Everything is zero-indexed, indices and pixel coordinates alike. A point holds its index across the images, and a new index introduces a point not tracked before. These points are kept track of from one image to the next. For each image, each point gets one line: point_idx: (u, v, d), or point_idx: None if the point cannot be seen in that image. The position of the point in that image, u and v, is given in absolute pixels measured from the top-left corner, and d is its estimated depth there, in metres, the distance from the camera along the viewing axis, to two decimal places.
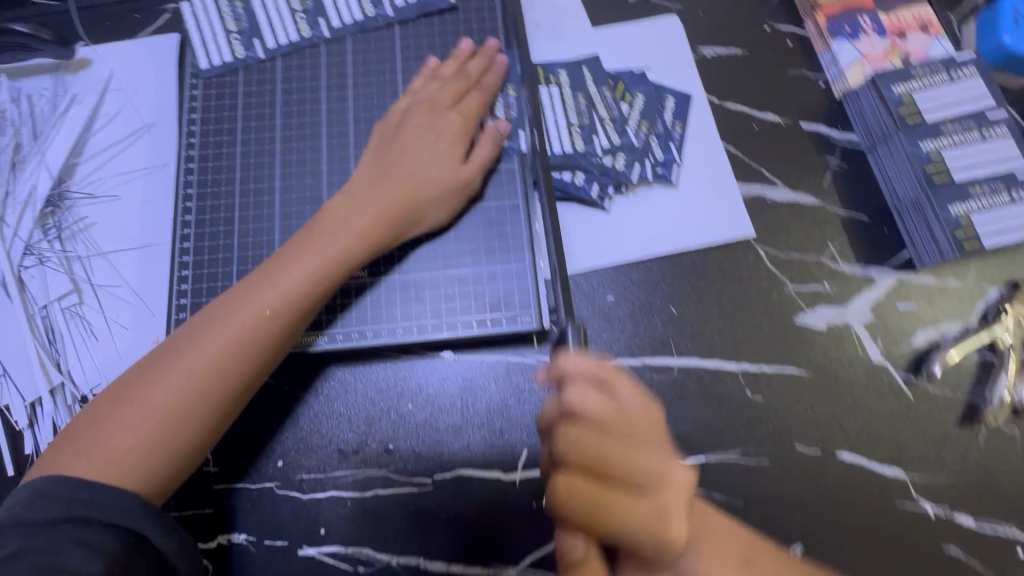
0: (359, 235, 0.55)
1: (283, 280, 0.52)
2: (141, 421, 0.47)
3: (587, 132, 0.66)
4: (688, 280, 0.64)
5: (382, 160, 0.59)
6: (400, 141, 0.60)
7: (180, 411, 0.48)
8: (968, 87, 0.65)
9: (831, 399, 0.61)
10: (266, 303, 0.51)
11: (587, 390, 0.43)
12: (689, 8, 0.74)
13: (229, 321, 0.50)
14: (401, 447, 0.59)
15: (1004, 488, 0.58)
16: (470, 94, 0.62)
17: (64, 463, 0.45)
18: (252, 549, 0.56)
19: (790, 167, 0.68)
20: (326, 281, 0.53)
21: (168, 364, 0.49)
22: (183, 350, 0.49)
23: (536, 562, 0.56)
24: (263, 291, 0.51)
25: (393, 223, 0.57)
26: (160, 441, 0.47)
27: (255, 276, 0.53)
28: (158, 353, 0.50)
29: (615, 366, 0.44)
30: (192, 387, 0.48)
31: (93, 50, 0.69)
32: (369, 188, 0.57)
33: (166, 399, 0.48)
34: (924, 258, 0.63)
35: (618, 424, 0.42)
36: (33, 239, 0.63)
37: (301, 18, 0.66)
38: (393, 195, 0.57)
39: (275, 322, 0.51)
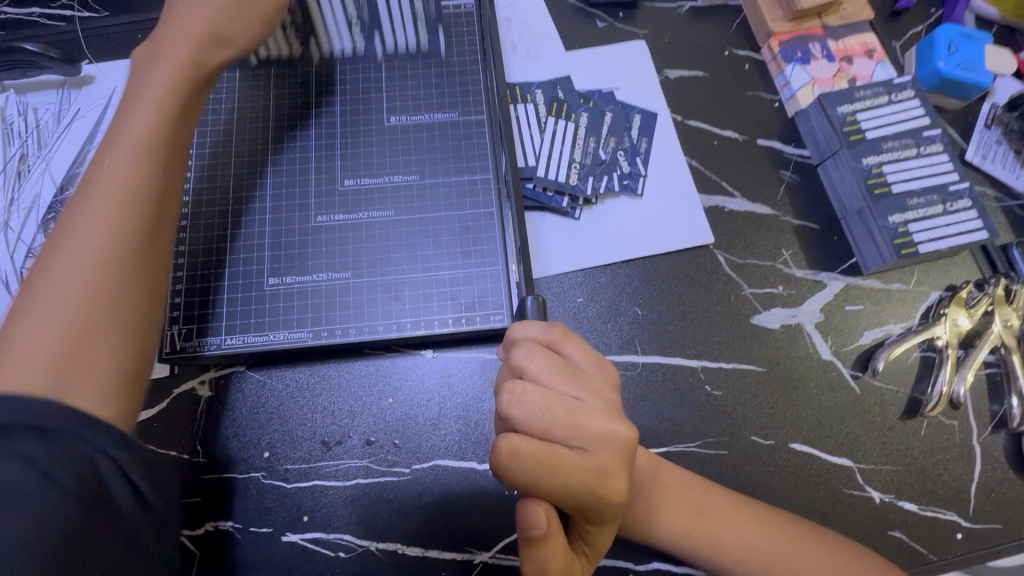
0: (168, 103, 0.54)
1: (121, 148, 0.50)
2: (61, 299, 0.44)
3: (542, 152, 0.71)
4: (653, 284, 0.69)
5: (145, 57, 0.57)
6: (159, 34, 0.58)
7: (95, 304, 0.45)
8: (906, 108, 0.71)
9: (786, 394, 0.65)
10: (104, 186, 0.48)
11: (545, 358, 0.48)
12: (654, 34, 0.81)
13: (75, 224, 0.47)
14: (382, 439, 0.62)
15: (942, 476, 0.63)
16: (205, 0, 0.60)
17: None
18: (239, 537, 0.59)
19: (747, 180, 0.74)
20: (149, 159, 0.50)
21: (81, 203, 0.48)
22: (43, 284, 0.45)
23: (508, 547, 0.60)
24: (91, 187, 0.49)
25: (184, 80, 0.55)
26: (81, 334, 0.44)
27: (98, 156, 0.51)
28: (25, 293, 0.45)
29: (562, 332, 0.50)
30: (89, 307, 0.44)
31: (97, 68, 0.74)
32: (140, 75, 0.56)
33: (74, 324, 0.44)
34: (869, 264, 0.69)
35: (564, 384, 0.47)
36: (35, 242, 0.67)
37: (296, 28, 0.71)
38: (161, 69, 0.55)
39: (139, 175, 0.49)
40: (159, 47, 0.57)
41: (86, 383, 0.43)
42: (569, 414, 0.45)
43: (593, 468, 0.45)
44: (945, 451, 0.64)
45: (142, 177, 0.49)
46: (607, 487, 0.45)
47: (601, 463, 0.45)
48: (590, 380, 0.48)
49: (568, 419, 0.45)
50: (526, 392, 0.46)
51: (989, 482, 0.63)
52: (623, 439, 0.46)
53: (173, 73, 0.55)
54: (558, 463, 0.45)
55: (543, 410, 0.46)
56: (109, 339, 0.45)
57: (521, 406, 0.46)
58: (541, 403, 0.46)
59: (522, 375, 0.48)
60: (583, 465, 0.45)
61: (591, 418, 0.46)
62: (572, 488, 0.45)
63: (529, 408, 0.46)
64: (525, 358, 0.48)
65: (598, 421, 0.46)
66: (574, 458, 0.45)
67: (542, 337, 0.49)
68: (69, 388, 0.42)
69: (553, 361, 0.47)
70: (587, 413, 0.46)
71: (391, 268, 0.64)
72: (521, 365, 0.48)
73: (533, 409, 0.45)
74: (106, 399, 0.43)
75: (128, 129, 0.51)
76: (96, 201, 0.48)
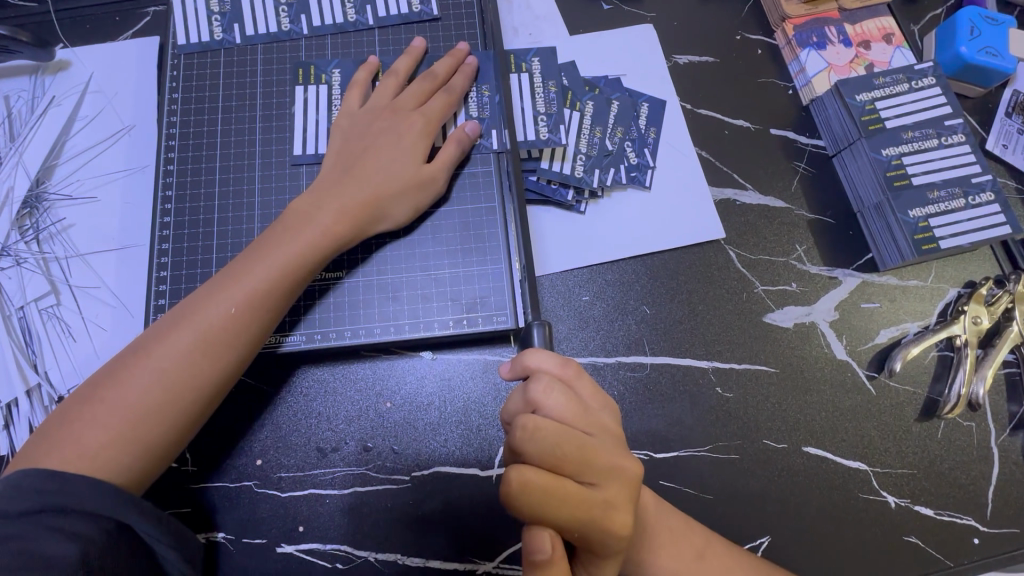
0: (323, 232, 0.54)
1: (262, 267, 0.52)
2: (144, 388, 0.48)
3: (553, 121, 0.65)
4: (662, 282, 0.66)
5: (348, 158, 0.59)
6: (369, 135, 0.60)
7: (161, 406, 0.48)
8: (927, 96, 0.68)
9: (799, 396, 0.63)
10: (231, 303, 0.51)
11: (560, 393, 0.46)
12: (663, 18, 0.77)
13: (192, 325, 0.50)
14: (380, 445, 0.60)
15: (960, 480, 0.61)
16: (436, 97, 0.62)
17: (38, 457, 0.45)
18: (231, 548, 0.57)
19: (760, 171, 0.71)
20: (270, 295, 0.52)
21: (209, 303, 0.51)
22: (150, 349, 0.49)
23: (511, 557, 0.57)
24: (222, 293, 0.51)
25: (357, 218, 0.56)
26: (140, 427, 0.47)
27: (245, 257, 0.53)
28: (128, 352, 0.50)
29: (577, 369, 0.48)
30: (164, 386, 0.48)
31: (71, 52, 0.69)
32: (335, 185, 0.57)
33: (142, 396, 0.48)
34: (886, 260, 0.66)
35: (578, 421, 0.45)
36: (10, 240, 0.63)
37: (284, 11, 0.67)
38: (355, 193, 0.56)
39: (255, 309, 0.51)
40: (366, 158, 0.58)
41: (122, 470, 0.46)
42: (581, 448, 0.44)
43: (601, 502, 0.43)
44: (963, 454, 0.62)
45: (281, 273, 0.53)
46: (615, 521, 0.44)
47: (609, 497, 0.44)
48: (601, 418, 0.47)
49: (582, 453, 0.44)
50: (540, 424, 0.44)
51: (1007, 486, 0.61)
52: (630, 475, 0.45)
53: (362, 200, 0.56)
54: (568, 496, 0.43)
55: (555, 445, 0.43)
56: (157, 436, 0.48)
57: (535, 439, 0.43)
58: (555, 437, 0.43)
59: (534, 406, 0.46)
60: (592, 500, 0.43)
61: (603, 453, 0.44)
62: (581, 523, 0.43)
63: (543, 440, 0.43)
64: (540, 392, 0.46)
65: (609, 456, 0.45)
66: (583, 492, 0.43)
67: (555, 371, 0.47)
68: (117, 463, 0.46)
69: (568, 398, 0.46)
70: (599, 449, 0.44)
71: (387, 266, 0.60)
72: (535, 396, 0.46)
73: (546, 443, 0.43)
74: (132, 474, 0.47)
75: (292, 212, 0.56)
76: (232, 285, 0.52)
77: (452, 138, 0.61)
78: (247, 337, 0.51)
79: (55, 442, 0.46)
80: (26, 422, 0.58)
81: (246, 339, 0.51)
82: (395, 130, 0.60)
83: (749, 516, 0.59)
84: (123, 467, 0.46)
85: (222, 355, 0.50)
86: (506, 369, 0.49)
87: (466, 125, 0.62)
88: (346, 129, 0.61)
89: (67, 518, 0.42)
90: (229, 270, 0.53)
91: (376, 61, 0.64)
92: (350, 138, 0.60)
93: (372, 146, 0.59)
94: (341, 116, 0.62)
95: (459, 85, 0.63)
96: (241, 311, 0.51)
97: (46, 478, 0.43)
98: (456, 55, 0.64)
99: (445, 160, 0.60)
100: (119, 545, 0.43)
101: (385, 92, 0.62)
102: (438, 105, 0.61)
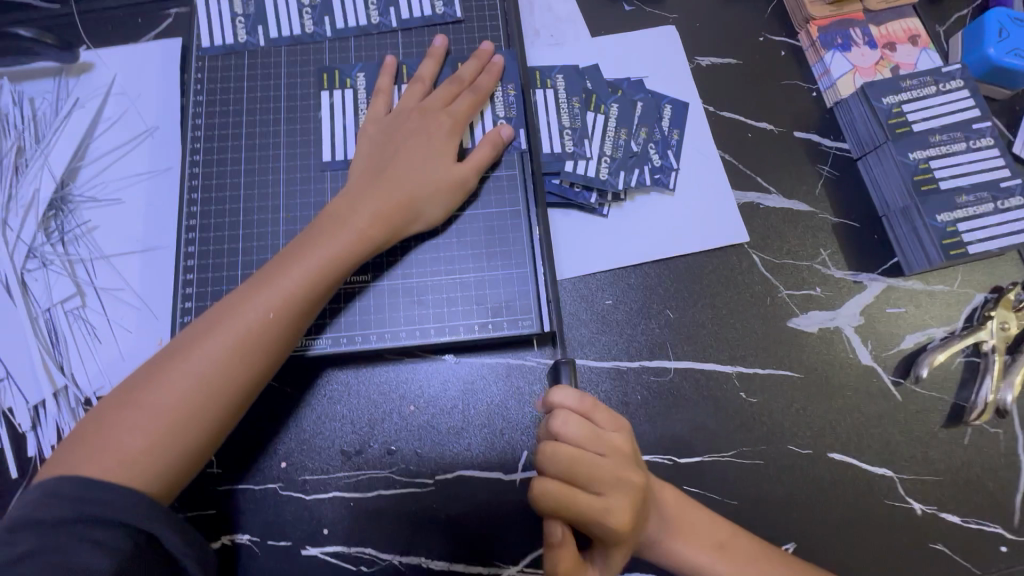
0: (356, 236, 0.54)
1: (297, 271, 0.52)
2: (179, 393, 0.48)
3: (578, 135, 0.67)
4: (685, 285, 0.66)
5: (378, 161, 0.59)
6: (398, 139, 0.60)
7: (195, 411, 0.48)
8: (954, 99, 0.67)
9: (824, 401, 0.63)
10: (266, 308, 0.51)
11: (581, 423, 0.48)
12: (685, 19, 0.76)
13: (228, 330, 0.50)
14: (405, 448, 0.60)
15: (988, 487, 0.61)
16: (463, 96, 0.62)
17: (72, 464, 0.45)
18: (256, 550, 0.57)
19: (784, 174, 0.70)
20: (305, 300, 0.52)
21: (244, 308, 0.51)
22: (186, 354, 0.49)
23: (534, 561, 0.57)
24: (257, 298, 0.51)
25: (390, 221, 0.56)
26: (177, 433, 0.47)
27: (279, 260, 0.53)
28: (162, 357, 0.50)
29: (595, 398, 0.49)
30: (200, 392, 0.48)
31: (95, 54, 0.70)
32: (367, 188, 0.57)
33: (178, 402, 0.48)
34: (913, 265, 0.65)
35: (593, 436, 0.48)
36: (36, 242, 0.63)
37: (307, 13, 0.67)
38: (388, 196, 0.56)
39: (290, 314, 0.51)
40: (398, 160, 0.58)
41: (157, 477, 0.46)
42: (595, 469, 0.46)
43: (604, 507, 0.46)
44: (990, 461, 0.61)
45: (316, 278, 0.53)
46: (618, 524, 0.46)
47: (610, 504, 0.46)
48: (620, 433, 0.49)
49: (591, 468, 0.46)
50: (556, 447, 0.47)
51: None
52: (634, 486, 0.47)
53: (395, 202, 0.56)
54: (577, 501, 0.46)
55: (571, 460, 0.46)
56: (191, 442, 0.48)
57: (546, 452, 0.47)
58: (571, 456, 0.46)
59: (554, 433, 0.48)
60: (596, 503, 0.46)
61: (611, 467, 0.47)
62: (585, 524, 0.46)
63: (559, 459, 0.46)
64: (562, 421, 0.47)
65: (621, 473, 0.47)
66: (590, 500, 0.46)
67: (576, 405, 0.48)
68: (153, 470, 0.46)
69: (587, 425, 0.48)
70: (605, 463, 0.47)
71: (411, 270, 0.60)
72: (553, 419, 0.48)
73: (560, 458, 0.47)
74: (168, 481, 0.47)
75: (326, 217, 0.56)
76: (267, 289, 0.52)
77: (486, 140, 0.61)
78: (281, 341, 0.51)
79: (90, 449, 0.46)
80: (55, 424, 0.58)
81: (281, 344, 0.52)
82: (423, 131, 0.60)
83: (775, 521, 0.59)
84: (160, 474, 0.46)
85: (257, 360, 0.50)
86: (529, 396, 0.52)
87: (501, 127, 0.62)
88: (374, 134, 0.61)
89: (102, 530, 0.43)
90: (263, 273, 0.53)
91: (393, 62, 0.64)
92: (378, 143, 0.60)
93: (401, 150, 0.59)
94: (369, 122, 0.62)
95: (484, 85, 0.63)
96: (277, 315, 0.51)
97: (84, 487, 0.44)
98: (481, 56, 0.64)
99: (477, 161, 0.60)
100: (152, 559, 0.44)
101: (413, 96, 0.62)
102: (465, 106, 0.61)
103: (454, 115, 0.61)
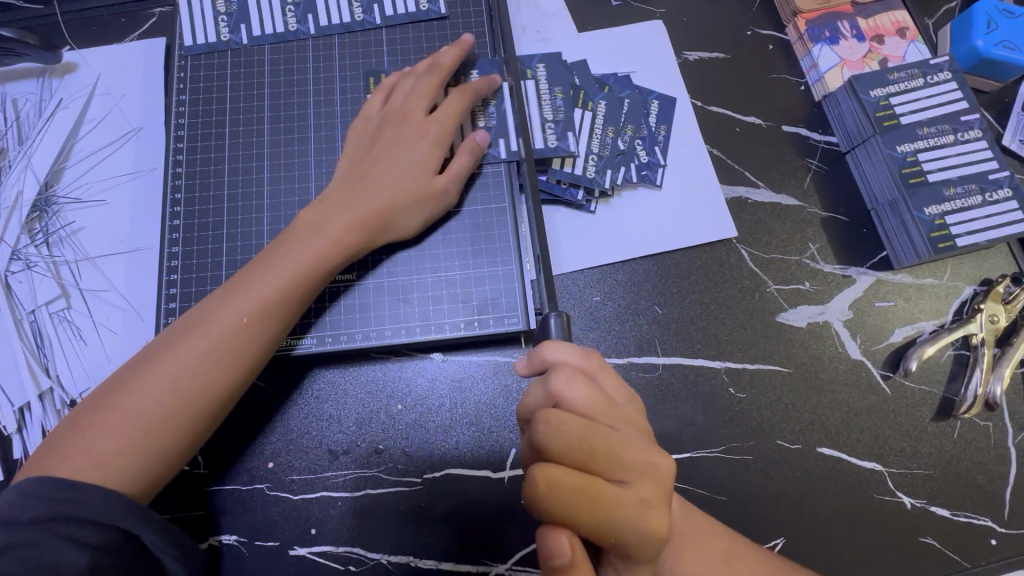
0: (333, 241, 0.54)
1: (273, 276, 0.52)
2: (154, 396, 0.48)
3: (561, 128, 0.64)
4: (673, 281, 0.66)
5: (358, 168, 0.58)
6: (384, 140, 0.59)
7: (171, 415, 0.48)
8: (943, 91, 0.66)
9: (813, 396, 0.62)
10: (241, 312, 0.51)
11: (584, 385, 0.45)
12: (673, 13, 0.76)
13: (204, 333, 0.50)
14: (391, 448, 0.60)
15: (978, 480, 0.61)
16: (444, 87, 0.61)
17: (49, 463, 0.45)
18: (244, 550, 0.57)
19: (772, 168, 0.70)
20: (282, 304, 0.52)
21: (220, 311, 0.51)
22: (161, 357, 0.49)
23: (524, 558, 0.57)
24: (234, 301, 0.51)
25: (367, 225, 0.56)
26: (152, 436, 0.47)
27: (257, 264, 0.53)
28: (138, 360, 0.50)
29: (599, 360, 0.47)
30: (175, 395, 0.48)
31: (78, 55, 0.69)
32: (346, 196, 0.56)
33: (152, 405, 0.48)
34: (901, 258, 0.65)
35: (601, 412, 0.45)
36: (20, 244, 0.63)
37: (291, 11, 0.66)
38: (365, 204, 0.56)
39: (266, 318, 0.51)
40: (377, 167, 0.58)
41: (131, 479, 0.46)
42: (609, 445, 0.43)
43: (636, 500, 0.43)
44: (981, 455, 0.61)
45: (293, 283, 0.52)
46: (651, 520, 0.43)
47: (641, 495, 0.44)
48: (624, 410, 0.46)
49: (608, 448, 0.43)
50: (564, 420, 0.43)
51: None
52: (663, 471, 0.45)
53: (370, 211, 0.56)
54: (603, 497, 0.42)
55: (581, 441, 0.43)
56: (168, 444, 0.48)
57: (562, 439, 0.43)
58: (581, 433, 0.43)
59: (560, 403, 0.45)
60: (627, 498, 0.43)
61: (632, 447, 0.44)
62: (610, 522, 0.42)
63: (567, 437, 0.43)
64: (564, 386, 0.45)
65: (639, 452, 0.44)
66: (616, 491, 0.43)
67: (580, 364, 0.46)
68: (127, 472, 0.46)
69: (592, 390, 0.45)
70: (626, 443, 0.44)
71: (397, 268, 0.60)
72: (559, 390, 0.45)
73: (572, 438, 0.43)
74: (142, 483, 0.47)
75: (303, 221, 0.55)
76: (243, 292, 0.51)
77: (463, 147, 0.60)
78: (258, 345, 0.51)
79: (66, 450, 0.46)
80: (39, 425, 0.58)
81: (257, 347, 0.51)
82: (406, 138, 0.59)
83: (765, 518, 0.59)
84: (132, 476, 0.47)
85: (233, 364, 0.50)
86: (524, 366, 0.48)
87: (479, 134, 0.61)
88: (357, 136, 0.60)
89: (78, 527, 0.42)
90: (241, 276, 0.53)
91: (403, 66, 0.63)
92: (362, 145, 0.60)
93: (381, 157, 0.58)
94: (359, 121, 0.61)
95: (463, 74, 0.62)
96: (253, 318, 0.51)
97: (58, 487, 0.44)
98: (464, 56, 0.62)
99: (454, 171, 0.59)
100: (127, 557, 0.43)
101: (403, 95, 0.61)
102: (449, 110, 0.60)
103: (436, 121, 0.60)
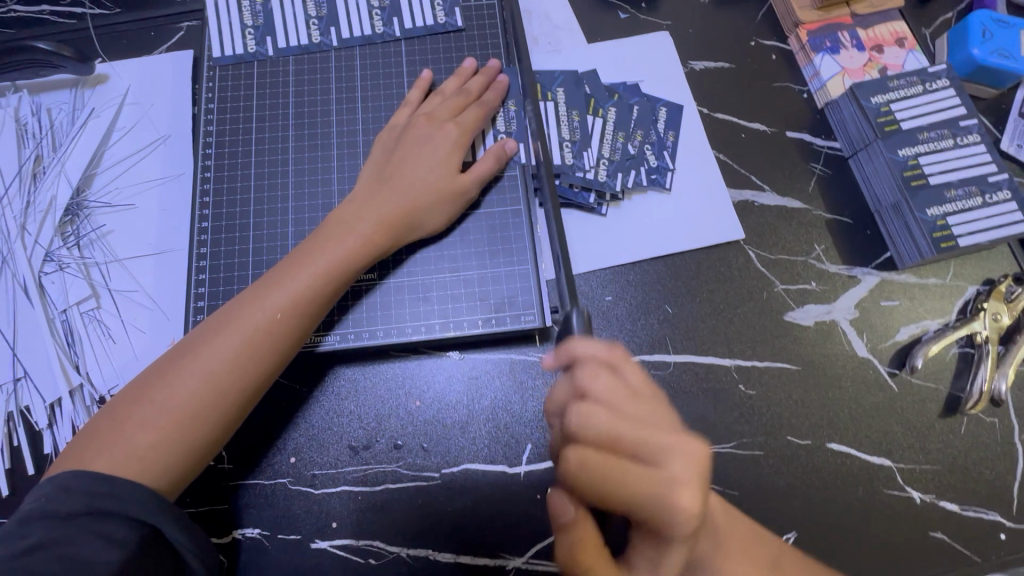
0: (362, 240, 0.56)
1: (305, 274, 0.54)
2: (190, 390, 0.50)
3: (578, 147, 0.69)
4: (683, 281, 0.68)
5: (383, 169, 0.61)
6: (405, 143, 0.62)
7: (206, 408, 0.50)
8: (942, 97, 0.69)
9: (822, 392, 0.64)
10: (275, 308, 0.53)
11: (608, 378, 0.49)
12: (679, 26, 0.79)
13: (238, 329, 0.52)
14: (410, 443, 0.61)
15: (985, 475, 0.62)
16: (470, 109, 0.64)
17: (85, 459, 0.47)
18: (266, 544, 0.58)
19: (778, 172, 0.72)
20: (313, 300, 0.54)
21: (254, 307, 0.53)
22: (197, 352, 0.51)
23: (539, 552, 0.58)
24: (268, 298, 0.53)
25: (394, 227, 0.58)
26: (185, 430, 0.49)
27: (287, 262, 0.55)
28: (172, 356, 0.52)
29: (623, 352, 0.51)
30: (209, 389, 0.50)
31: (110, 67, 0.72)
32: (373, 196, 0.59)
33: (187, 399, 0.49)
34: (905, 259, 0.67)
35: (625, 402, 0.49)
36: (53, 246, 0.66)
37: (314, 24, 0.69)
38: (391, 205, 0.58)
39: (298, 315, 0.53)
40: (402, 168, 0.60)
41: (166, 471, 0.48)
42: (635, 433, 0.47)
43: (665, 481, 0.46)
44: (986, 450, 0.63)
45: (324, 282, 0.54)
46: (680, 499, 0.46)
47: (673, 474, 0.47)
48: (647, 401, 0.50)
49: (633, 436, 0.47)
50: (590, 411, 0.48)
51: None
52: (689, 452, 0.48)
53: (399, 210, 0.58)
54: (625, 477, 0.47)
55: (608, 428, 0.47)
56: (201, 439, 0.50)
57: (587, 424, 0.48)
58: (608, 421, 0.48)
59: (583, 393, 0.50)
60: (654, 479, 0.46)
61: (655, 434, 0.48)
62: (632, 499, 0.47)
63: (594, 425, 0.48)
64: (589, 379, 0.49)
65: (666, 437, 0.48)
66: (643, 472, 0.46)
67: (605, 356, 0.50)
68: (161, 464, 0.48)
69: (614, 381, 0.49)
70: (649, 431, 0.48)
71: (416, 269, 0.62)
72: (587, 383, 0.49)
73: (600, 428, 0.48)
74: (173, 476, 0.49)
75: (333, 222, 0.57)
76: (276, 289, 0.53)
77: (491, 153, 0.63)
78: (289, 340, 0.53)
79: (103, 444, 0.48)
80: (69, 422, 0.60)
81: (289, 342, 0.53)
82: (429, 139, 0.62)
83: (776, 513, 0.60)
84: (167, 469, 0.48)
85: (265, 359, 0.52)
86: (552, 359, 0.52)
87: (505, 141, 0.64)
88: (382, 142, 0.63)
89: (112, 523, 0.44)
90: (273, 274, 0.55)
91: (428, 76, 0.67)
92: (387, 149, 0.62)
93: (406, 158, 0.61)
94: (382, 131, 0.64)
95: (491, 101, 0.65)
96: (287, 314, 0.53)
97: (95, 482, 0.45)
98: (487, 72, 0.66)
99: (480, 172, 0.61)
100: (153, 551, 0.45)
101: (421, 107, 0.65)
102: (472, 118, 0.63)
103: (455, 124, 0.63)
